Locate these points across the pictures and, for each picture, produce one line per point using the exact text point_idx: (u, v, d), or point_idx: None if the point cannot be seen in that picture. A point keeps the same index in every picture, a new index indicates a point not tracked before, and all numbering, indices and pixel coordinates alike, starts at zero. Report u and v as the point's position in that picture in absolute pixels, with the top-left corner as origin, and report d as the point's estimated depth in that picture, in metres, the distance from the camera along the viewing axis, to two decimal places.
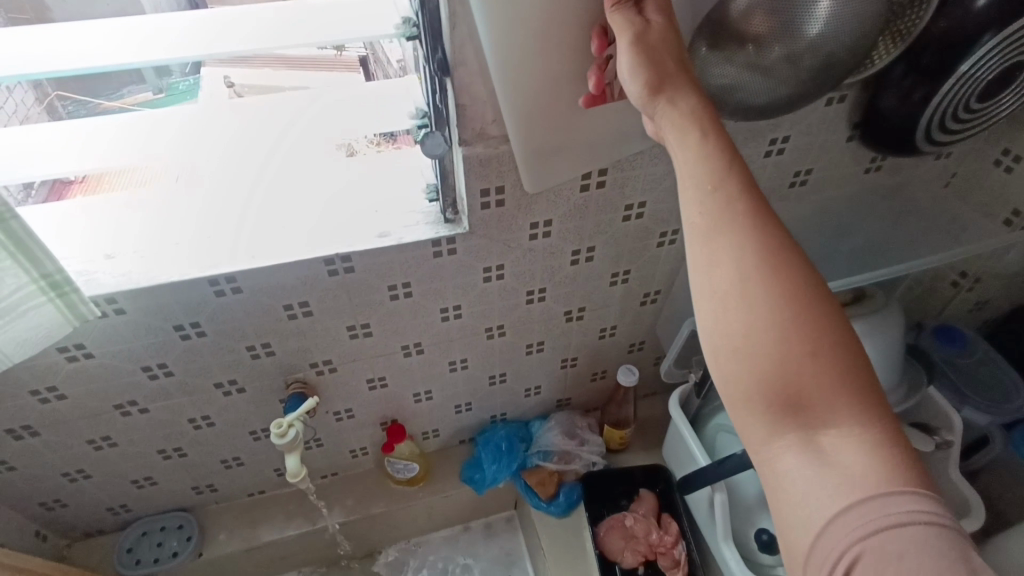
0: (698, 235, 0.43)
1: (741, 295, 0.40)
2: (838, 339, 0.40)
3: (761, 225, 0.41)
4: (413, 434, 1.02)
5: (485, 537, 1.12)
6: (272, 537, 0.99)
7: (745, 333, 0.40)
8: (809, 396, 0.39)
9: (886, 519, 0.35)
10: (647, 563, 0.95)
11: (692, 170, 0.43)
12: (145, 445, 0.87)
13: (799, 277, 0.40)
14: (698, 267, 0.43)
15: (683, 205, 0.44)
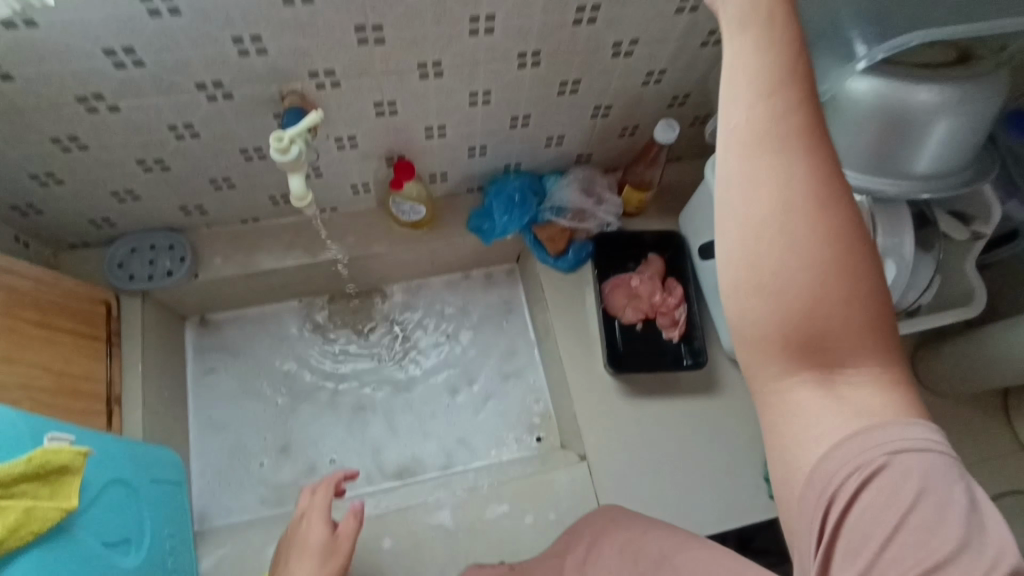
0: (739, 148, 0.37)
1: (780, 221, 0.36)
2: (870, 265, 0.37)
3: (816, 144, 0.37)
4: (421, 175, 0.94)
5: (485, 286, 1.13)
6: (271, 265, 0.96)
7: (776, 265, 0.37)
8: (834, 333, 0.37)
9: (896, 460, 0.35)
10: (646, 320, 0.98)
11: (750, 65, 0.37)
12: (121, 152, 0.77)
13: (847, 210, 0.37)
14: (732, 183, 0.38)
15: (726, 108, 0.38)
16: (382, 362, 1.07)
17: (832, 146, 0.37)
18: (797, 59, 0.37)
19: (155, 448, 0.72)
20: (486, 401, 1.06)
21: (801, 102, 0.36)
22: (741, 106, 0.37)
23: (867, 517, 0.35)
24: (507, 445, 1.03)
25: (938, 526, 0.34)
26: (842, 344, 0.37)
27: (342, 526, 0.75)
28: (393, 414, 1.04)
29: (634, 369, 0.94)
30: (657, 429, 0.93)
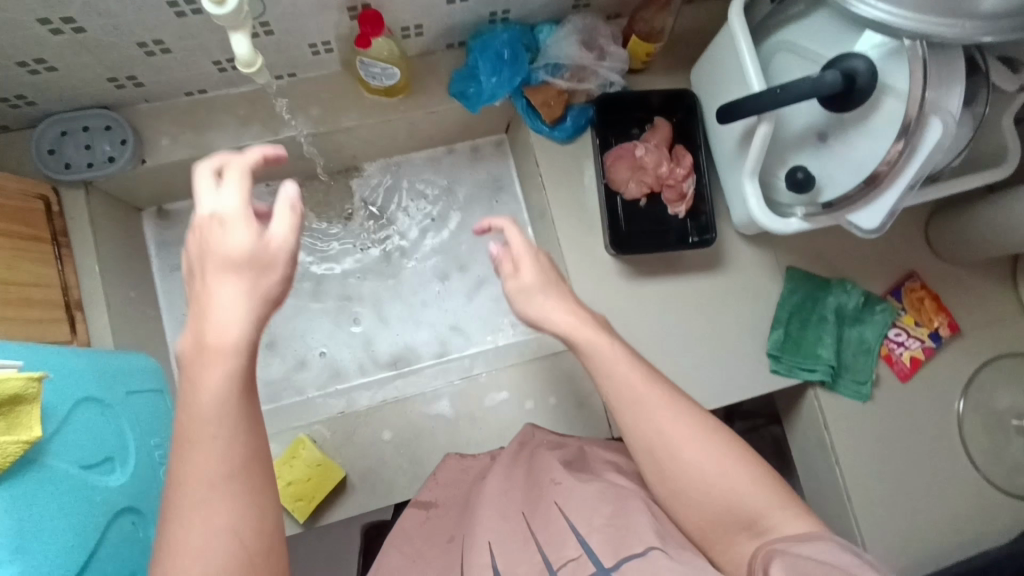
0: (631, 412, 0.62)
1: (673, 460, 0.59)
2: (740, 455, 0.59)
3: (678, 413, 0.61)
4: (391, 29, 0.80)
5: (470, 162, 1.03)
6: (228, 147, 0.84)
7: (676, 477, 0.59)
8: (730, 493, 0.57)
9: (803, 547, 0.50)
10: (651, 195, 0.91)
11: (633, 394, 0.62)
12: (15, 9, 0.62)
13: (714, 451, 0.59)
14: (638, 447, 0.61)
15: (614, 395, 0.63)
16: (365, 250, 0.99)
17: (688, 412, 0.61)
18: (648, 384, 0.62)
19: (118, 356, 0.65)
20: (479, 286, 1.00)
21: (667, 404, 0.61)
22: (626, 394, 0.62)
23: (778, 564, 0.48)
24: (502, 330, 0.99)
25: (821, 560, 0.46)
26: (741, 495, 0.57)
27: (272, 228, 0.50)
28: (381, 304, 0.98)
29: (638, 249, 0.88)
30: (659, 309, 0.89)
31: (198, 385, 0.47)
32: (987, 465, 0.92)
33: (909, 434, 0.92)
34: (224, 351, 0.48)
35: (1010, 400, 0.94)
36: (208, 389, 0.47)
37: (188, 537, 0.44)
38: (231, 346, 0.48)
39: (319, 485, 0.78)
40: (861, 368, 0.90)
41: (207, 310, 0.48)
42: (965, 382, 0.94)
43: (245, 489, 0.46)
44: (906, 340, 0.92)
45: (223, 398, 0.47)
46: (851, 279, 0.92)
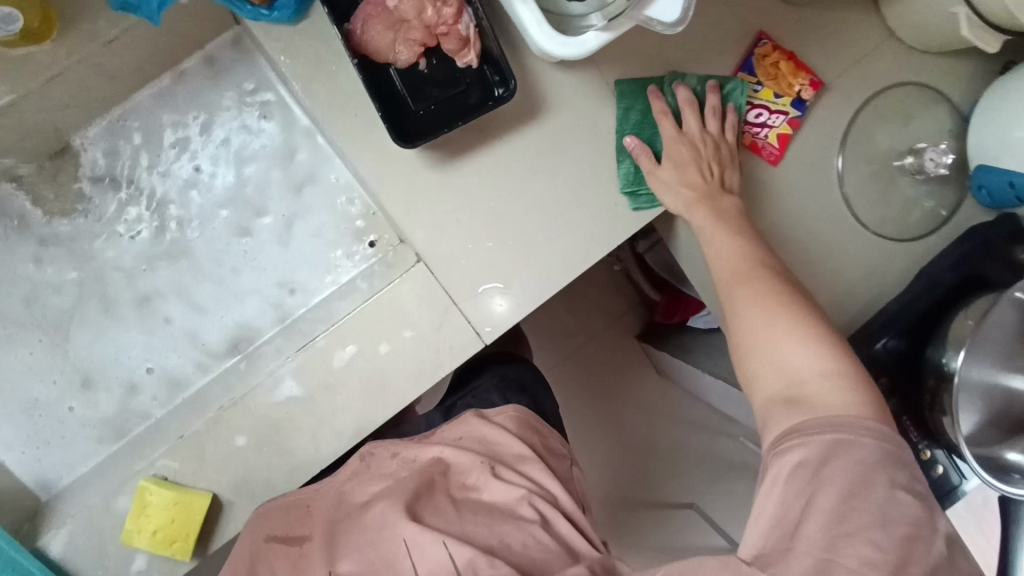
0: (732, 275, 0.70)
1: (756, 319, 0.66)
2: (826, 341, 0.63)
3: (774, 286, 0.67)
4: None
5: (212, 81, 0.83)
6: None
7: (756, 332, 0.65)
8: (799, 371, 0.62)
9: (827, 438, 0.57)
10: (427, 53, 0.72)
11: (731, 257, 0.71)
12: None
13: (800, 326, 0.64)
14: (732, 297, 0.69)
15: (718, 256, 0.72)
16: (139, 235, 0.84)
17: (786, 290, 0.67)
18: (756, 253, 0.71)
19: None
20: (290, 227, 0.85)
21: (770, 274, 0.69)
22: (726, 260, 0.71)
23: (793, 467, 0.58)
24: (339, 267, 0.86)
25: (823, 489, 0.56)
26: (805, 373, 0.62)
27: None
28: (187, 290, 0.85)
29: (437, 129, 0.72)
30: (488, 190, 0.76)
31: None
32: (876, 221, 0.86)
33: (796, 218, 0.84)
34: None
35: (891, 142, 0.85)
36: None
37: None
38: None
39: (188, 522, 0.72)
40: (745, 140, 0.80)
41: None
42: (841, 138, 0.84)
43: None
44: (768, 119, 0.81)
45: None
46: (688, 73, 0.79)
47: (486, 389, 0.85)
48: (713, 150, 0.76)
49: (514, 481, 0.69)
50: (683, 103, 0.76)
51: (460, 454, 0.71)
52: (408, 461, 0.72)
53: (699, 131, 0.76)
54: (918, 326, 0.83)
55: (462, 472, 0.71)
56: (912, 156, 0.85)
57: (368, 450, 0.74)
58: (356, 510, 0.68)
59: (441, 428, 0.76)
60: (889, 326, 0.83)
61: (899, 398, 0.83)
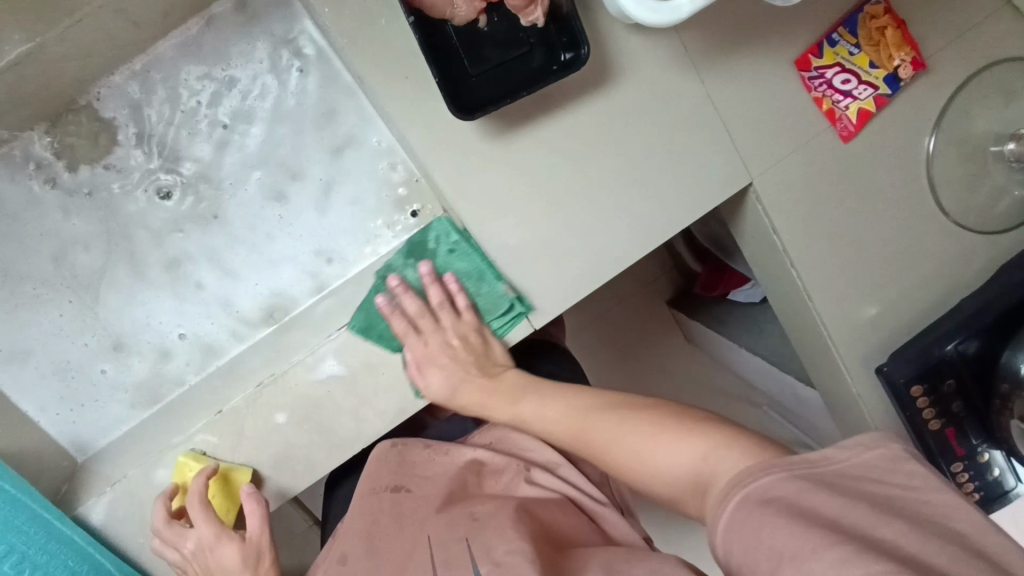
0: (565, 426, 0.68)
1: (605, 452, 0.62)
2: (680, 418, 0.57)
3: (603, 409, 0.65)
4: None
5: (243, 30, 0.76)
6: None
7: (620, 459, 0.60)
8: (688, 455, 0.52)
9: (744, 491, 0.43)
10: (488, 9, 0.65)
11: (560, 408, 0.70)
12: None
13: (655, 415, 0.59)
14: (576, 443, 0.66)
15: (549, 409, 0.71)
16: (169, 195, 0.77)
17: (613, 406, 0.64)
18: (588, 391, 0.69)
19: None
20: (328, 192, 0.80)
21: (611, 397, 0.67)
22: (555, 410, 0.70)
23: (739, 528, 0.41)
24: (379, 237, 0.81)
25: (767, 532, 0.39)
26: (687, 454, 0.53)
27: None
28: (218, 255, 0.79)
29: (496, 98, 0.65)
30: (403, 263, 0.74)
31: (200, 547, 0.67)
32: (958, 210, 0.79)
33: (873, 204, 0.78)
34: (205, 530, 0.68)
35: (990, 125, 0.77)
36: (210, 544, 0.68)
37: None
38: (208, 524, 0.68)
39: (228, 494, 0.72)
40: (493, 300, 0.73)
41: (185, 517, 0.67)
42: (935, 118, 0.76)
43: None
44: (853, 88, 0.73)
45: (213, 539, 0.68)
46: (400, 259, 0.74)
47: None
48: (461, 341, 0.75)
49: (546, 486, 0.71)
50: (408, 311, 0.74)
51: (494, 453, 0.74)
52: (440, 455, 0.74)
53: (436, 335, 0.74)
54: (999, 325, 0.76)
55: (494, 474, 0.73)
56: (1014, 142, 0.77)
57: (396, 441, 0.75)
58: (385, 490, 0.70)
59: (470, 435, 0.79)
60: (964, 327, 0.77)
61: (965, 399, 0.78)
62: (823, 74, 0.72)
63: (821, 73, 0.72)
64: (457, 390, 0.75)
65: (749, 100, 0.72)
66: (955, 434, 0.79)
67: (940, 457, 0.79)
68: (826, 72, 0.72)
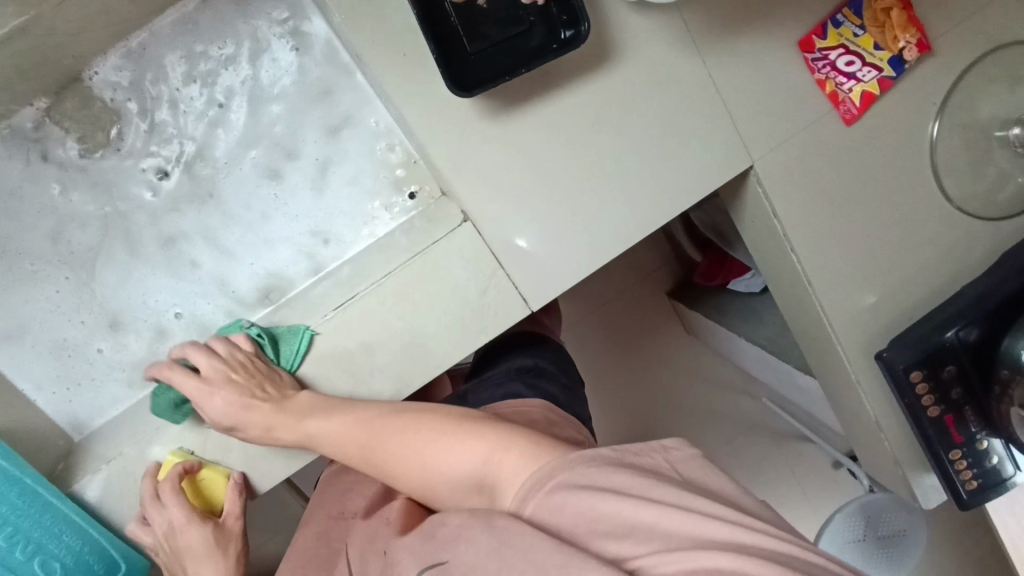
0: (357, 441, 0.67)
1: (408, 464, 0.62)
2: (470, 423, 0.61)
3: (406, 420, 0.65)
4: None
5: (239, 8, 0.75)
6: None
7: (421, 471, 0.61)
8: (476, 460, 0.56)
9: (558, 485, 0.47)
10: None
11: (349, 425, 0.68)
12: None
13: (451, 424, 0.62)
14: (375, 456, 0.65)
15: (337, 426, 0.68)
16: (164, 173, 0.76)
17: (413, 418, 0.65)
18: (382, 404, 0.69)
19: None
20: (324, 172, 0.79)
21: (408, 409, 0.67)
22: (341, 428, 0.68)
23: (572, 522, 0.44)
24: (375, 219, 0.80)
25: (598, 522, 0.43)
26: (476, 458, 0.57)
27: None
28: (214, 234, 0.78)
29: (494, 75, 0.64)
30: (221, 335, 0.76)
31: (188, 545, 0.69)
32: (962, 196, 0.79)
33: (875, 189, 0.77)
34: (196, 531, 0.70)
35: (996, 110, 0.76)
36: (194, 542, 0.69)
37: None
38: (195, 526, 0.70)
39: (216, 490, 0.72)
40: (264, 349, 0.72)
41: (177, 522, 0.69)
42: (940, 102, 0.75)
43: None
44: (857, 70, 0.72)
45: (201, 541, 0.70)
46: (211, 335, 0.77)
47: (504, 381, 0.89)
48: (240, 371, 0.71)
49: None
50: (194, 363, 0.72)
51: None
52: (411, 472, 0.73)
53: (215, 367, 0.71)
54: (1001, 313, 0.76)
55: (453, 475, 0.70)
56: (1019, 127, 0.76)
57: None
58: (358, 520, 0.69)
59: None
60: (966, 314, 0.77)
61: (965, 387, 0.78)
62: (827, 56, 0.71)
63: (825, 54, 0.71)
64: (241, 416, 0.69)
65: (752, 81, 0.71)
66: (954, 421, 0.79)
67: (938, 444, 0.79)
68: (830, 53, 0.71)
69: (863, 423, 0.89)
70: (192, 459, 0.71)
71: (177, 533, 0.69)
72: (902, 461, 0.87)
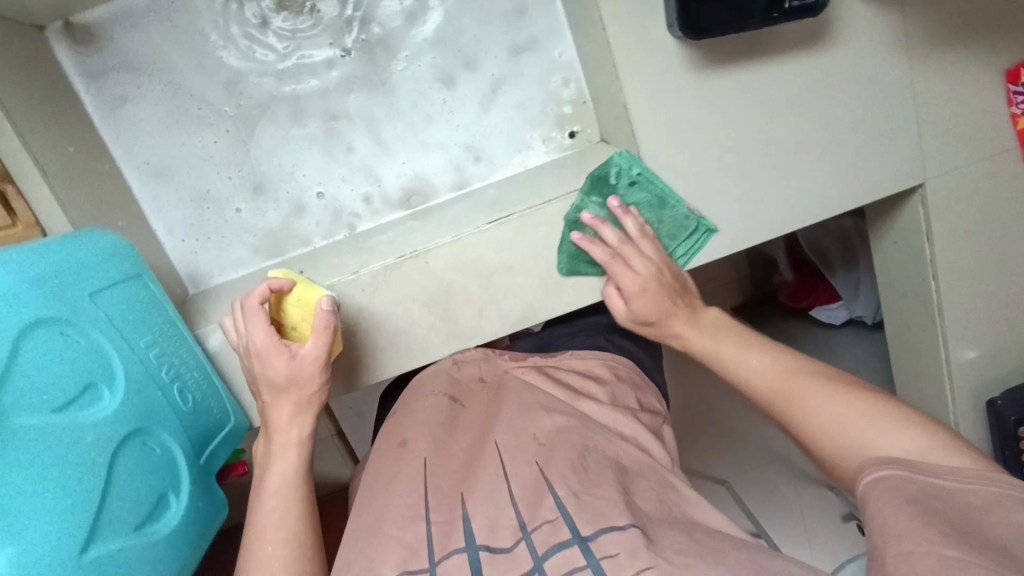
0: (723, 354, 0.62)
1: (759, 396, 0.58)
2: (854, 391, 0.52)
3: (774, 360, 0.59)
4: None
5: None
6: None
7: (778, 406, 0.56)
8: (844, 432, 0.50)
9: (960, 489, 0.41)
10: None
11: (737, 341, 0.63)
12: None
13: (820, 381, 0.55)
14: (731, 371, 0.61)
15: (726, 339, 0.63)
16: (346, 52, 0.76)
17: (777, 361, 0.59)
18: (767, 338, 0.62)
19: (19, 258, 0.51)
20: (496, 90, 0.79)
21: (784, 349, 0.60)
22: (726, 344, 0.63)
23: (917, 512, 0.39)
24: (531, 148, 0.80)
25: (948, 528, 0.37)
26: (849, 428, 0.50)
27: None
28: (377, 123, 0.78)
29: (712, 27, 0.63)
30: (591, 199, 0.70)
31: (266, 365, 0.62)
32: None
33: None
34: (274, 351, 0.62)
35: None
36: (272, 366, 0.62)
37: (275, 448, 0.62)
38: (274, 353, 0.62)
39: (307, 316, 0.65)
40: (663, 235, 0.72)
41: (260, 345, 0.62)
42: None
43: (295, 420, 0.63)
44: None
45: (281, 374, 0.62)
46: (631, 189, 0.69)
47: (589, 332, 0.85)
48: (660, 273, 0.67)
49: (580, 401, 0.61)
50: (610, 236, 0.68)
51: (528, 372, 0.66)
52: (493, 371, 0.68)
53: (646, 263, 0.67)
54: None
55: (517, 387, 0.63)
56: None
57: (457, 357, 0.72)
58: (438, 395, 0.65)
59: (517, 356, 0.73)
60: None
61: None
62: None
63: None
64: (664, 317, 0.66)
65: (952, 99, 0.71)
66: None
67: None
68: None
69: None
70: (282, 280, 0.63)
71: (256, 357, 0.63)
72: None
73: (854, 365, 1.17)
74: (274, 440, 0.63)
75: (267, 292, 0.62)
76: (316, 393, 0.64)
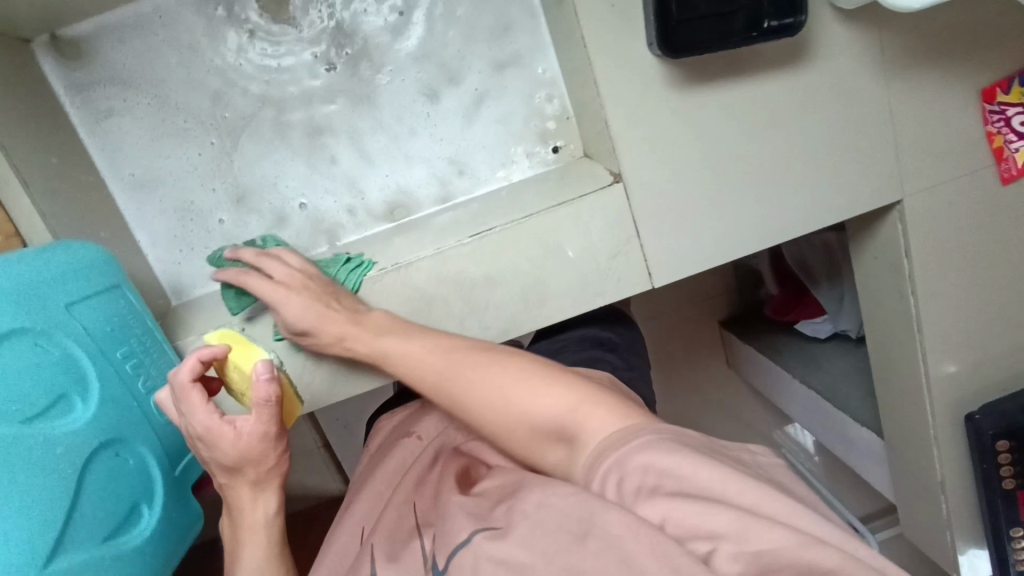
0: (414, 361, 0.62)
1: (454, 402, 0.58)
2: (547, 373, 0.55)
3: (477, 353, 0.60)
4: None
5: None
6: None
7: (480, 402, 0.56)
8: (553, 415, 0.51)
9: (642, 450, 0.42)
10: None
11: (406, 349, 0.63)
12: None
13: (513, 369, 0.57)
14: (427, 379, 0.61)
15: (398, 347, 0.64)
16: (331, 65, 0.77)
17: (483, 352, 0.60)
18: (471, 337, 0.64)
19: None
20: (479, 104, 0.79)
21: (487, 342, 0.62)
22: (403, 348, 0.63)
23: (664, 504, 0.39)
24: (514, 162, 0.81)
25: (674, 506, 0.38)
26: (551, 410, 0.51)
27: None
28: (361, 135, 0.79)
29: (688, 44, 0.64)
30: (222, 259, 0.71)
31: (216, 446, 0.55)
32: None
33: (1001, 254, 0.79)
34: (227, 435, 0.55)
35: None
36: (226, 452, 0.56)
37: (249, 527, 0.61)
38: (227, 439, 0.55)
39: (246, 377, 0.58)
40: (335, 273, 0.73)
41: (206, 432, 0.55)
42: None
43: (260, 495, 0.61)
44: None
45: (235, 458, 0.57)
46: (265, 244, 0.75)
47: (577, 349, 0.84)
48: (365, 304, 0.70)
49: None
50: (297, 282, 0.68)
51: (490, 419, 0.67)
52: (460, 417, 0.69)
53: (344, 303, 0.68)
54: None
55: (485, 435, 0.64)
56: None
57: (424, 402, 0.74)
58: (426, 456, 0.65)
59: None
60: None
61: None
62: (1004, 111, 0.73)
63: (1003, 109, 0.73)
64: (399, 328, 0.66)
65: (927, 118, 0.72)
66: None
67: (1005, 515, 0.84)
68: (1008, 109, 0.73)
69: (923, 476, 0.91)
70: (214, 346, 0.57)
71: (199, 442, 0.56)
72: (956, 526, 0.89)
73: (838, 379, 1.18)
74: (240, 525, 0.61)
75: (198, 364, 0.55)
76: (276, 465, 0.60)
